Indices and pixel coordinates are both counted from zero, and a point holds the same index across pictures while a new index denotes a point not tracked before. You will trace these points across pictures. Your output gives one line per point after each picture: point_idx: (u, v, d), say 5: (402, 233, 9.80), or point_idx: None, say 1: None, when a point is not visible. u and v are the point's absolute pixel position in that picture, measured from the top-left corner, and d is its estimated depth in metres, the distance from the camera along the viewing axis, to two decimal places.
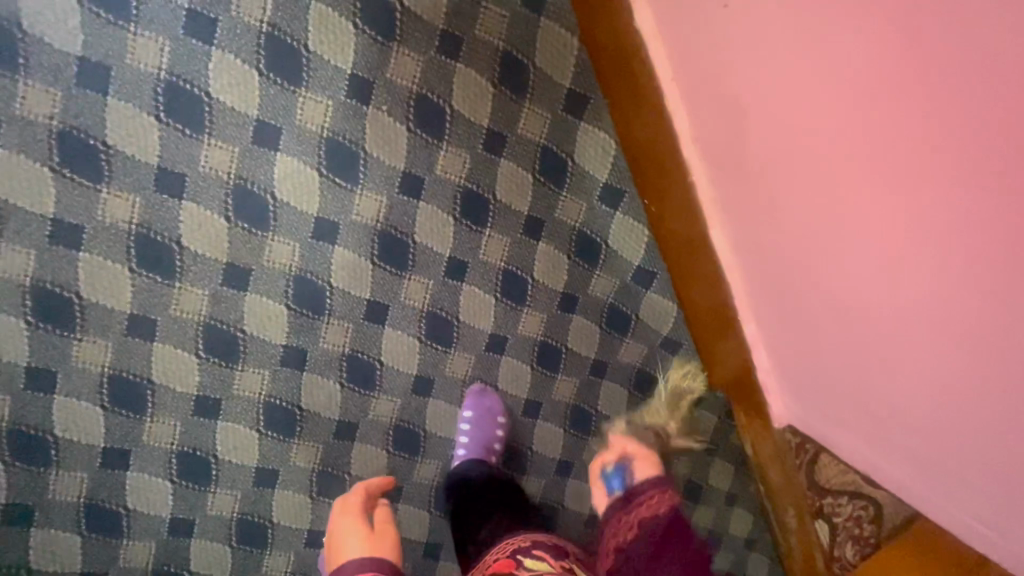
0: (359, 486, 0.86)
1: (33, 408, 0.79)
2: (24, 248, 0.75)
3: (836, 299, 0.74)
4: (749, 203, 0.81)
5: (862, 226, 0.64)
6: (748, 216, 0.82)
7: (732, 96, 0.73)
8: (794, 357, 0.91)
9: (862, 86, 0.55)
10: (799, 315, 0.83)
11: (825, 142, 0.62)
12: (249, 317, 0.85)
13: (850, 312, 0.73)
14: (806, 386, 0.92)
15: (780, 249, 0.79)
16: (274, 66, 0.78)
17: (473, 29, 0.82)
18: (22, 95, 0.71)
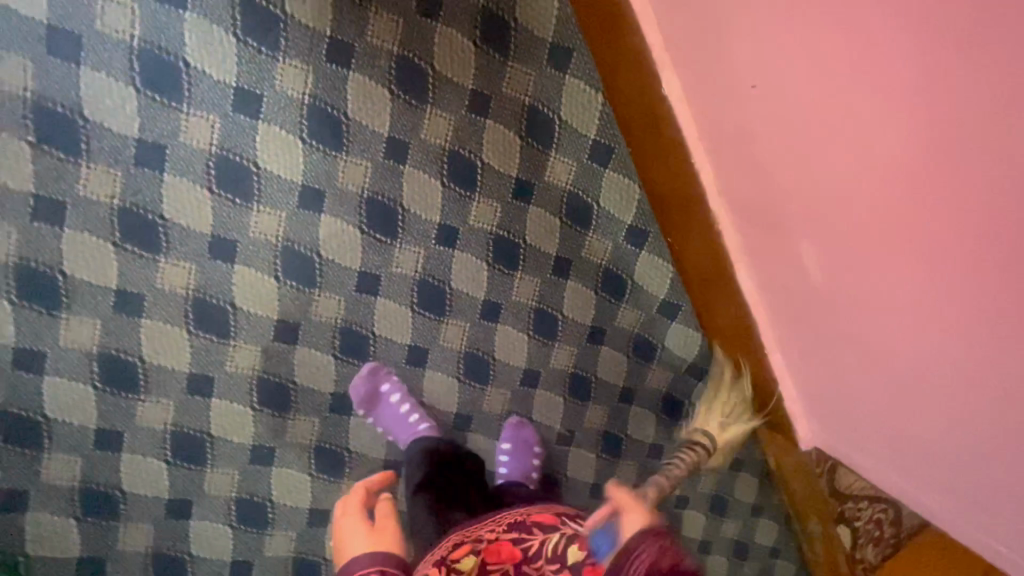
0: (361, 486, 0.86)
1: (103, 466, 0.83)
2: (90, 319, 0.78)
3: (856, 329, 0.78)
4: (775, 251, 0.86)
5: (881, 264, 0.68)
6: (774, 261, 0.87)
7: (753, 139, 0.77)
8: (820, 389, 0.95)
9: (883, 135, 0.59)
10: (823, 352, 0.88)
11: (847, 185, 0.66)
12: (299, 369, 0.89)
13: (869, 342, 0.77)
14: (832, 416, 0.96)
15: (802, 283, 0.83)
16: (317, 133, 0.81)
17: (500, 88, 0.86)
18: (85, 178, 0.74)
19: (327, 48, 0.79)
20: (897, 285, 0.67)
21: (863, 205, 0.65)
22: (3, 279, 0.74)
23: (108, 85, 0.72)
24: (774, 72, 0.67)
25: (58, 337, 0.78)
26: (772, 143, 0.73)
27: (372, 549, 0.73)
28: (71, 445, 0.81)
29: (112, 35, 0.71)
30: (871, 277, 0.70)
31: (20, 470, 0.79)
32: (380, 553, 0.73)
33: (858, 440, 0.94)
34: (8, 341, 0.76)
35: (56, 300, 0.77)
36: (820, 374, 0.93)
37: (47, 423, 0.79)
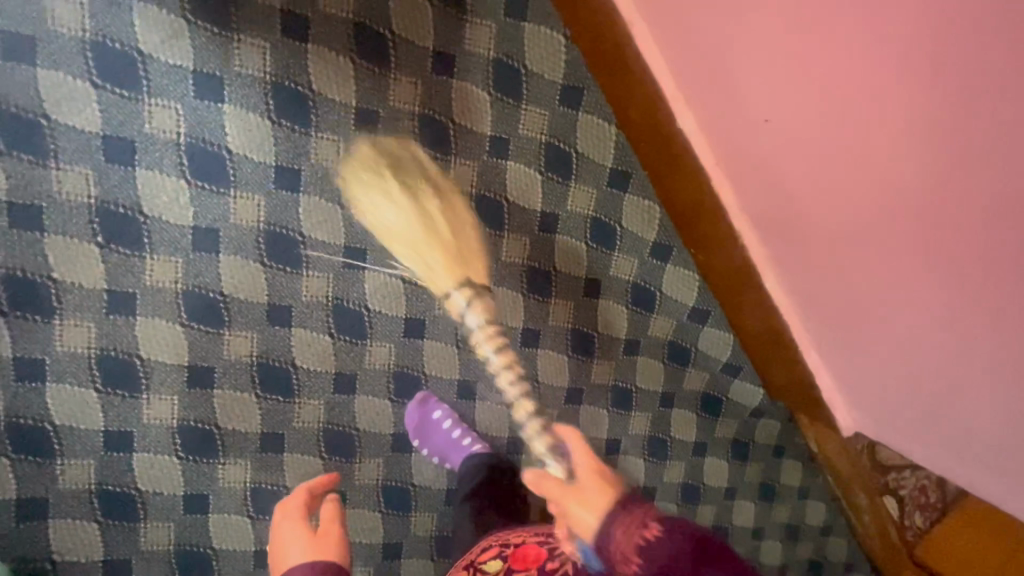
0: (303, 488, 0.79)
1: (194, 528, 0.89)
2: (168, 395, 0.84)
3: (887, 309, 0.80)
4: (807, 263, 0.89)
5: (910, 245, 0.70)
6: (806, 273, 0.91)
7: (769, 166, 0.81)
8: (864, 382, 0.99)
9: (889, 125, 0.62)
10: (862, 349, 0.92)
11: (864, 179, 0.69)
12: (360, 416, 0.94)
13: (903, 318, 0.80)
14: (879, 406, 1.00)
15: (828, 272, 0.86)
16: (353, 196, 0.86)
17: (517, 130, 0.91)
18: (150, 269, 0.80)
19: (354, 118, 0.84)
20: (922, 263, 0.71)
21: (883, 195, 0.68)
22: (88, 370, 0.80)
23: (164, 182, 0.79)
24: (786, 105, 0.71)
25: (141, 416, 0.84)
26: (793, 168, 0.77)
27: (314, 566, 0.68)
28: (163, 512, 0.87)
29: (162, 137, 0.77)
30: (900, 260, 0.73)
31: (121, 542, 0.85)
32: (325, 564, 0.68)
33: (901, 411, 0.96)
34: (99, 426, 0.82)
35: (136, 382, 0.83)
36: (861, 370, 0.97)
37: (140, 495, 0.86)
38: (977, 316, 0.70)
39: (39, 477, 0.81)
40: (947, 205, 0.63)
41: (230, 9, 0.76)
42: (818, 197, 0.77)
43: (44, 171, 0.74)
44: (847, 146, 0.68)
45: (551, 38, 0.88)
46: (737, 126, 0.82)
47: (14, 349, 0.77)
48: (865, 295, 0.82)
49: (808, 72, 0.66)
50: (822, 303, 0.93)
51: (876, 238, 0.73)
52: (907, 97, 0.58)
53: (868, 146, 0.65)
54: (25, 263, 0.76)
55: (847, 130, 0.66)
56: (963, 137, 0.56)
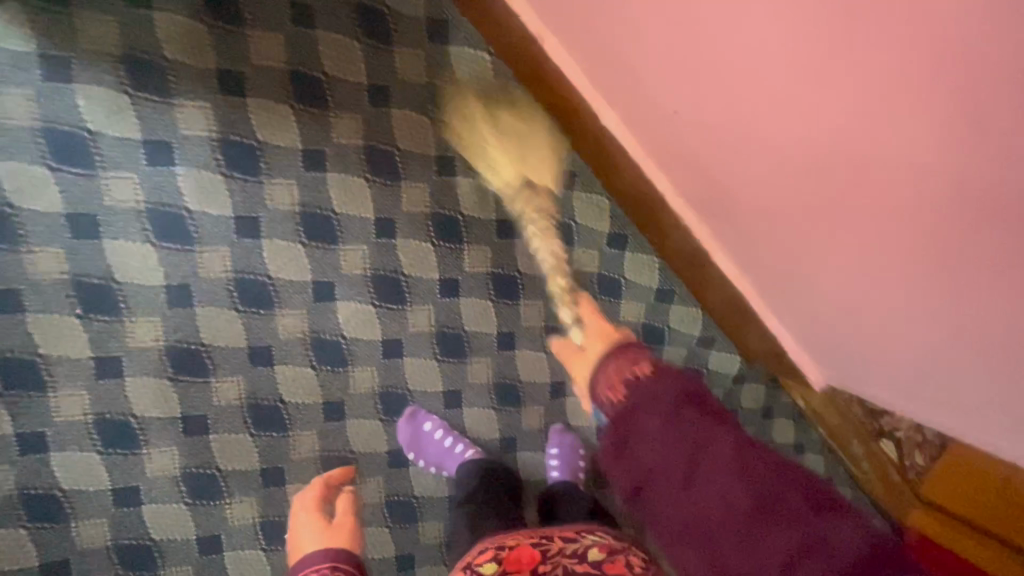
0: (320, 480, 0.92)
1: (211, 569, 0.93)
2: (168, 447, 0.89)
3: (826, 270, 0.82)
4: (744, 238, 0.93)
5: (828, 207, 0.71)
6: (747, 247, 0.95)
7: (690, 153, 0.85)
8: (823, 343, 1.02)
9: (771, 108, 0.65)
10: (809, 312, 0.96)
11: (774, 150, 0.71)
12: (354, 439, 0.99)
13: (841, 279, 0.80)
14: (841, 362, 1.03)
15: (770, 240, 0.87)
16: (313, 232, 0.90)
17: (461, 147, 0.95)
18: (131, 331, 0.85)
19: (302, 159, 0.88)
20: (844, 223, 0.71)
21: (784, 169, 0.72)
22: (88, 434, 0.85)
23: (132, 248, 0.83)
24: (687, 97, 0.76)
25: (145, 471, 0.88)
26: (708, 152, 0.82)
27: (323, 551, 0.82)
28: (180, 558, 0.91)
29: (122, 206, 0.81)
30: (825, 222, 0.74)
31: None
32: (334, 551, 0.82)
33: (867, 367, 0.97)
34: (106, 485, 0.87)
35: (136, 439, 0.87)
36: (816, 332, 1.00)
37: (156, 544, 0.90)
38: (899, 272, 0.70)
39: (58, 542, 0.85)
40: (843, 168, 0.64)
41: (168, 77, 0.80)
42: (735, 177, 0.81)
43: (16, 256, 0.78)
44: (752, 119, 0.69)
45: (478, 58, 0.94)
46: (659, 111, 0.83)
47: (14, 426, 0.82)
48: (797, 262, 0.86)
49: (703, 52, 0.67)
50: (768, 273, 0.96)
51: (800, 203, 0.75)
52: (785, 67, 0.59)
53: (768, 118, 0.67)
54: (13, 343, 0.80)
55: (747, 104, 0.68)
56: (835, 104, 0.58)
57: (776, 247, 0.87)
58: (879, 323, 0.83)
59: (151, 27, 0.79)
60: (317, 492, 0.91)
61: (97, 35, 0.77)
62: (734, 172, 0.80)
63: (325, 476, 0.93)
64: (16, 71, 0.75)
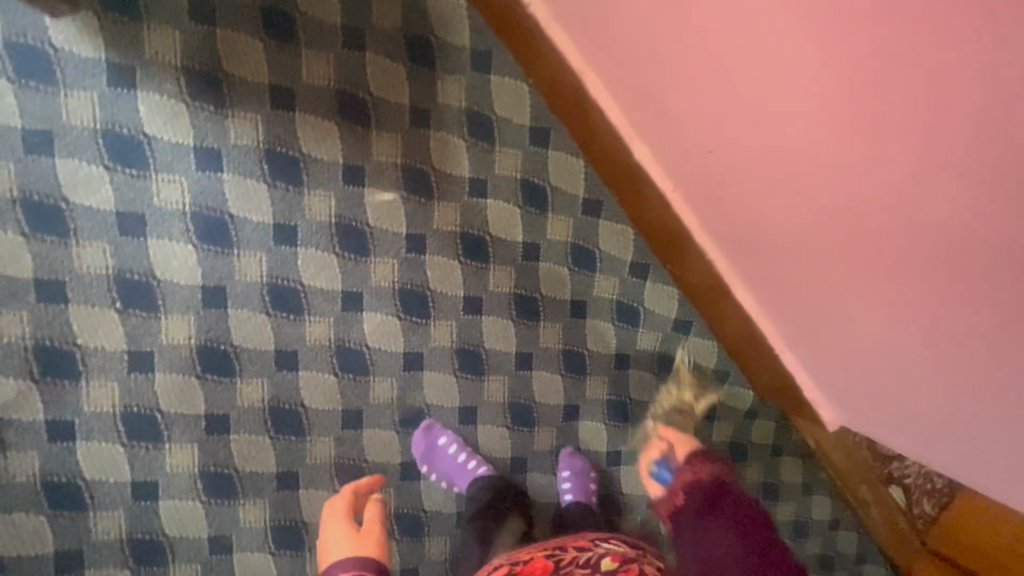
0: (348, 491, 0.92)
1: (220, 568, 0.94)
2: (189, 444, 0.91)
3: (844, 314, 0.84)
4: (765, 274, 0.96)
5: (853, 258, 0.74)
6: (767, 283, 0.98)
7: (720, 190, 0.89)
8: (834, 382, 1.05)
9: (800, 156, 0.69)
10: (822, 350, 0.99)
11: (805, 196, 0.73)
12: (369, 448, 1.00)
13: (859, 324, 0.83)
14: (852, 403, 1.05)
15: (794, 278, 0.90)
16: (346, 245, 0.93)
17: (493, 170, 0.98)
18: (165, 328, 0.87)
19: (342, 174, 0.91)
20: (866, 272, 0.74)
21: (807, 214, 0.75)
22: (115, 426, 0.87)
23: (174, 248, 0.86)
24: (719, 139, 0.80)
25: (165, 466, 0.90)
26: (736, 191, 0.86)
27: (351, 559, 0.83)
28: (191, 556, 0.93)
29: (168, 208, 0.85)
30: (855, 271, 0.76)
31: None
32: (362, 560, 0.83)
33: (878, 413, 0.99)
34: (127, 478, 0.88)
35: (159, 435, 0.89)
36: (828, 371, 1.03)
37: (169, 540, 0.91)
38: (917, 326, 0.73)
39: (74, 531, 0.87)
40: (862, 218, 0.68)
41: (223, 89, 0.85)
42: (760, 216, 0.85)
43: (65, 249, 0.82)
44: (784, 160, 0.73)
45: (516, 85, 0.97)
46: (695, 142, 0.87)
47: (44, 414, 0.84)
48: (813, 302, 0.89)
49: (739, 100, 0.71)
50: (786, 309, 0.99)
51: (827, 250, 0.77)
52: (815, 120, 0.63)
53: (802, 162, 0.70)
54: (52, 333, 0.82)
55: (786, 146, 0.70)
56: (858, 156, 0.62)
57: (795, 287, 0.91)
58: (890, 369, 0.85)
59: (213, 42, 0.84)
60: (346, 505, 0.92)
61: (162, 47, 0.82)
62: (760, 212, 0.84)
63: (354, 486, 0.94)
64: (84, 76, 0.79)
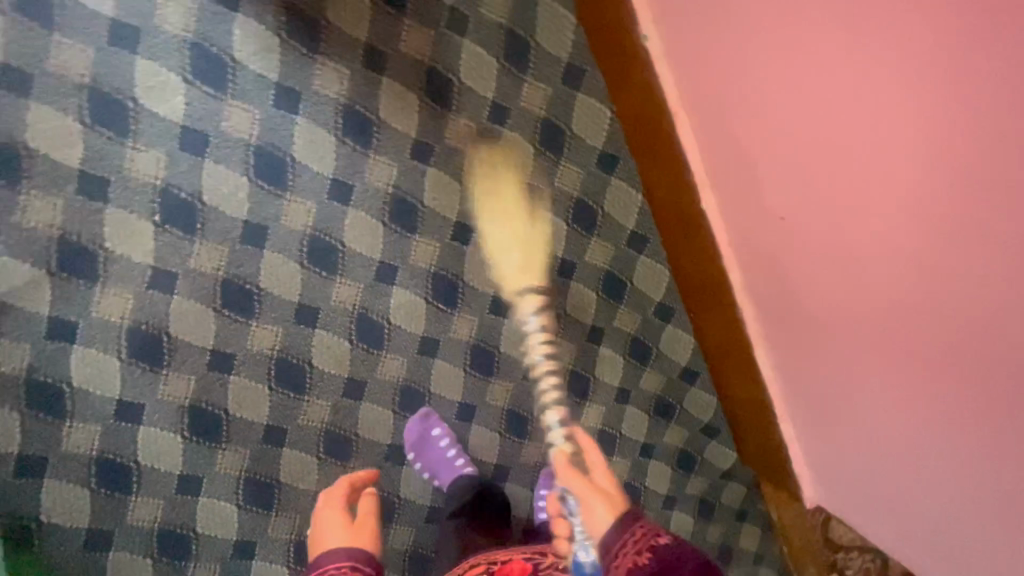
0: (344, 482, 0.90)
1: (182, 509, 0.91)
2: (186, 375, 0.88)
3: (869, 378, 0.90)
4: (799, 341, 1.01)
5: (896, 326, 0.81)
6: (796, 350, 1.03)
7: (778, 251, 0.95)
8: (830, 462, 1.09)
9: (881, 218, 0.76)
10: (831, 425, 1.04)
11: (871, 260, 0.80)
12: (362, 423, 0.98)
13: (883, 387, 0.88)
14: (842, 483, 1.09)
15: (826, 344, 0.95)
16: (395, 217, 0.93)
17: (552, 183, 0.99)
18: (197, 254, 0.85)
19: (411, 148, 0.92)
20: (909, 330, 0.80)
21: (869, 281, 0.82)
22: (118, 339, 0.84)
23: (228, 177, 0.84)
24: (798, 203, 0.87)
25: (156, 392, 0.87)
26: (796, 256, 0.92)
27: (342, 549, 0.76)
28: (156, 489, 0.89)
29: (235, 135, 0.83)
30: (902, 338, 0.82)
31: (109, 512, 0.87)
32: (355, 550, 0.76)
33: (875, 492, 1.01)
34: (114, 395, 0.85)
35: (159, 359, 0.86)
36: (826, 447, 1.08)
37: (138, 468, 0.88)
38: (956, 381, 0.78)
39: (44, 437, 0.82)
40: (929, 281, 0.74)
41: (320, 36, 0.84)
42: (814, 283, 0.91)
43: (120, 149, 0.79)
44: (847, 220, 0.81)
45: (599, 108, 0.99)
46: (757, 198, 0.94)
47: (49, 309, 0.80)
48: (841, 373, 0.95)
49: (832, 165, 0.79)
50: (805, 380, 1.05)
51: (869, 321, 0.85)
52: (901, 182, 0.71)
53: (859, 215, 0.78)
54: (82, 229, 0.79)
55: (850, 218, 0.80)
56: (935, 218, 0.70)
57: (827, 355, 0.96)
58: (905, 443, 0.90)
59: None
60: (342, 489, 0.89)
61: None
62: (815, 277, 0.90)
63: (349, 480, 0.91)
64: None
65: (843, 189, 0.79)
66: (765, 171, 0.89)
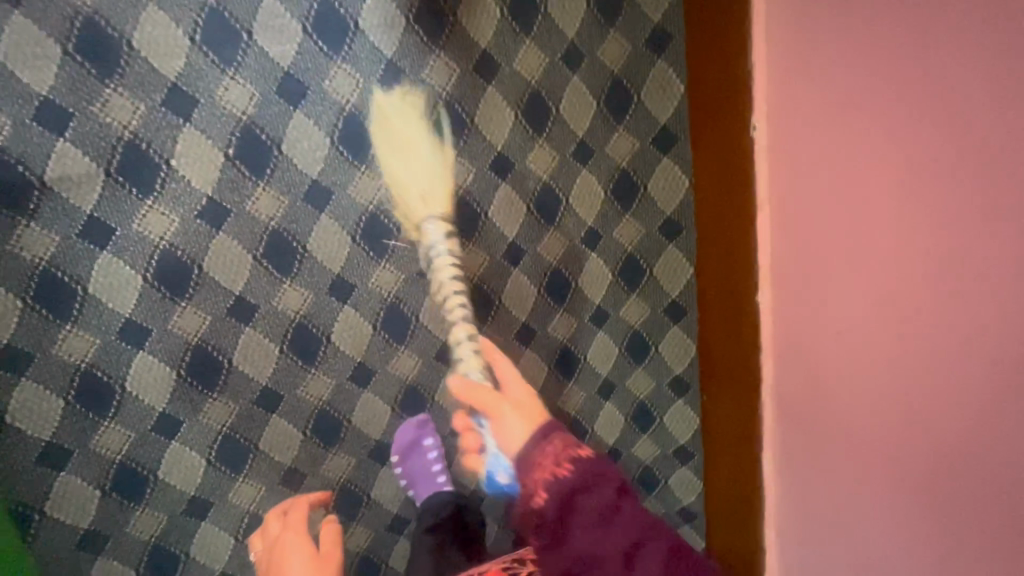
0: (302, 500, 0.88)
1: (150, 448, 0.86)
2: (203, 313, 0.84)
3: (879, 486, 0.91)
4: (811, 449, 1.03)
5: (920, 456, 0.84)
6: (804, 457, 1.05)
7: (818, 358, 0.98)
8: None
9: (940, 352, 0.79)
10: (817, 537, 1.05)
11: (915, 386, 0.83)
12: (358, 411, 0.95)
13: (889, 497, 0.90)
14: None
15: (835, 410, 0.97)
16: (457, 220, 0.92)
17: (612, 232, 1.01)
18: (256, 197, 0.83)
19: (494, 160, 0.92)
20: (919, 415, 0.83)
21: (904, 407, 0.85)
22: (148, 258, 0.80)
23: (313, 133, 0.83)
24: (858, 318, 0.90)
25: (168, 322, 0.83)
26: (838, 367, 0.95)
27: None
28: (133, 420, 0.84)
29: (333, 96, 0.83)
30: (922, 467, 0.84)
31: (75, 431, 0.81)
32: None
33: None
34: (125, 312, 0.81)
35: (183, 289, 0.82)
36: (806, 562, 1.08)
37: (121, 393, 0.83)
38: (964, 435, 0.78)
39: (38, 335, 0.77)
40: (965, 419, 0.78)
41: (445, 29, 0.85)
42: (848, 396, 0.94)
43: (219, 74, 0.78)
44: (876, 271, 0.86)
45: (677, 177, 1.01)
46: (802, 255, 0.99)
47: (92, 208, 0.77)
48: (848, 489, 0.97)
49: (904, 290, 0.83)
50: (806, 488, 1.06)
51: (895, 445, 0.88)
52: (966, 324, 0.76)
53: (917, 343, 0.82)
54: (154, 140, 0.77)
55: (908, 345, 0.84)
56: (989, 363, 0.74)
57: (838, 470, 0.98)
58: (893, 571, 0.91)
59: None
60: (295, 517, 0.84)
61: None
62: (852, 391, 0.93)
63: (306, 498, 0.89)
64: None
65: (907, 316, 0.83)
66: (833, 280, 0.93)
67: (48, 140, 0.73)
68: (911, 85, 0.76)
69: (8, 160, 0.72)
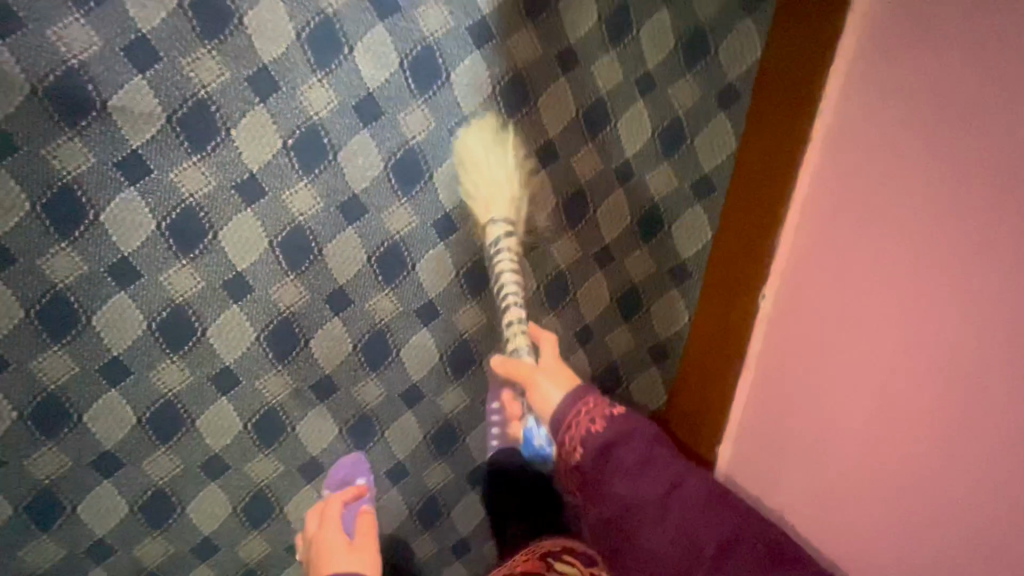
0: (337, 497, 0.83)
1: (86, 388, 0.82)
2: (199, 277, 0.84)
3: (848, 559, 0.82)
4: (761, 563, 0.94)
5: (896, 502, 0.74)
6: None
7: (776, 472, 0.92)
8: None
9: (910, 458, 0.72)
10: None
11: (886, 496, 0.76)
12: (306, 422, 0.93)
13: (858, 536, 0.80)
14: None
15: (787, 491, 0.91)
16: (469, 277, 0.95)
17: (604, 334, 1.06)
18: (295, 190, 0.85)
19: (521, 237, 0.96)
20: (890, 522, 0.75)
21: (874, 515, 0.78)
22: (171, 209, 0.81)
23: (371, 153, 0.87)
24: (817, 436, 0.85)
25: (162, 274, 0.82)
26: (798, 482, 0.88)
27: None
28: (83, 356, 0.81)
29: (401, 129, 0.87)
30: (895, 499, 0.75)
31: (24, 347, 0.79)
32: None
33: None
34: (124, 250, 0.80)
35: (189, 249, 0.83)
36: None
37: (84, 325, 0.80)
38: (943, 465, 0.69)
39: (33, 243, 0.76)
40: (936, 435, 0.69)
41: (522, 109, 0.91)
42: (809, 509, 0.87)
43: (309, 74, 0.82)
44: (845, 387, 0.79)
45: (678, 310, 1.06)
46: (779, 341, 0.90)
47: (140, 145, 0.78)
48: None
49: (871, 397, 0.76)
50: None
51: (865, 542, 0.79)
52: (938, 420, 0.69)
53: (887, 452, 0.75)
54: (224, 107, 0.80)
55: (875, 458, 0.76)
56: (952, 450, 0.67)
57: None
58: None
59: (551, 80, 0.91)
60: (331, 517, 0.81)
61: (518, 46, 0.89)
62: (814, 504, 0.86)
63: (341, 493, 0.84)
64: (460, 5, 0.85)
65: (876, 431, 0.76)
66: (796, 394, 0.88)
67: (129, 73, 0.75)
68: (876, 184, 0.73)
69: (81, 77, 0.73)
